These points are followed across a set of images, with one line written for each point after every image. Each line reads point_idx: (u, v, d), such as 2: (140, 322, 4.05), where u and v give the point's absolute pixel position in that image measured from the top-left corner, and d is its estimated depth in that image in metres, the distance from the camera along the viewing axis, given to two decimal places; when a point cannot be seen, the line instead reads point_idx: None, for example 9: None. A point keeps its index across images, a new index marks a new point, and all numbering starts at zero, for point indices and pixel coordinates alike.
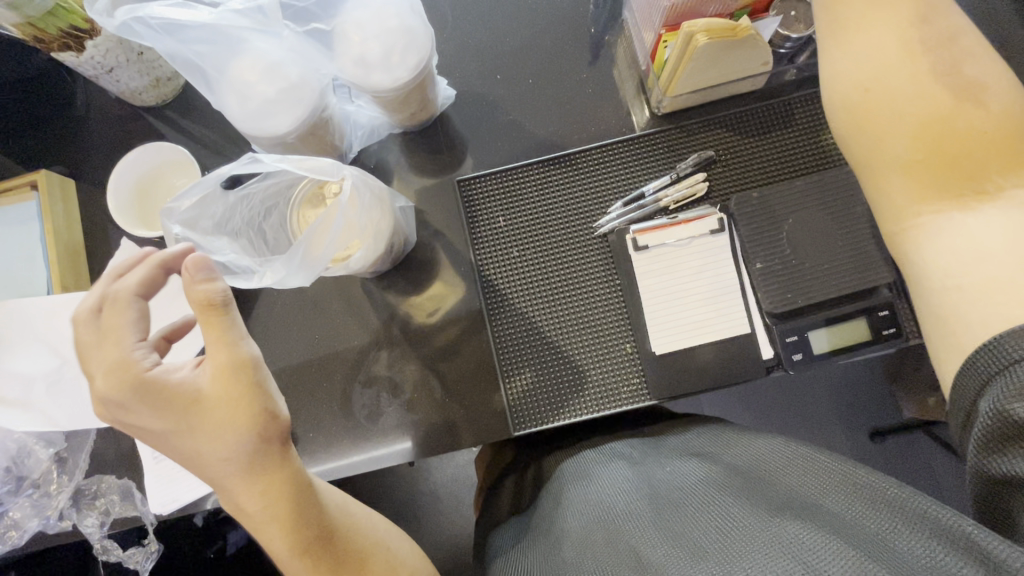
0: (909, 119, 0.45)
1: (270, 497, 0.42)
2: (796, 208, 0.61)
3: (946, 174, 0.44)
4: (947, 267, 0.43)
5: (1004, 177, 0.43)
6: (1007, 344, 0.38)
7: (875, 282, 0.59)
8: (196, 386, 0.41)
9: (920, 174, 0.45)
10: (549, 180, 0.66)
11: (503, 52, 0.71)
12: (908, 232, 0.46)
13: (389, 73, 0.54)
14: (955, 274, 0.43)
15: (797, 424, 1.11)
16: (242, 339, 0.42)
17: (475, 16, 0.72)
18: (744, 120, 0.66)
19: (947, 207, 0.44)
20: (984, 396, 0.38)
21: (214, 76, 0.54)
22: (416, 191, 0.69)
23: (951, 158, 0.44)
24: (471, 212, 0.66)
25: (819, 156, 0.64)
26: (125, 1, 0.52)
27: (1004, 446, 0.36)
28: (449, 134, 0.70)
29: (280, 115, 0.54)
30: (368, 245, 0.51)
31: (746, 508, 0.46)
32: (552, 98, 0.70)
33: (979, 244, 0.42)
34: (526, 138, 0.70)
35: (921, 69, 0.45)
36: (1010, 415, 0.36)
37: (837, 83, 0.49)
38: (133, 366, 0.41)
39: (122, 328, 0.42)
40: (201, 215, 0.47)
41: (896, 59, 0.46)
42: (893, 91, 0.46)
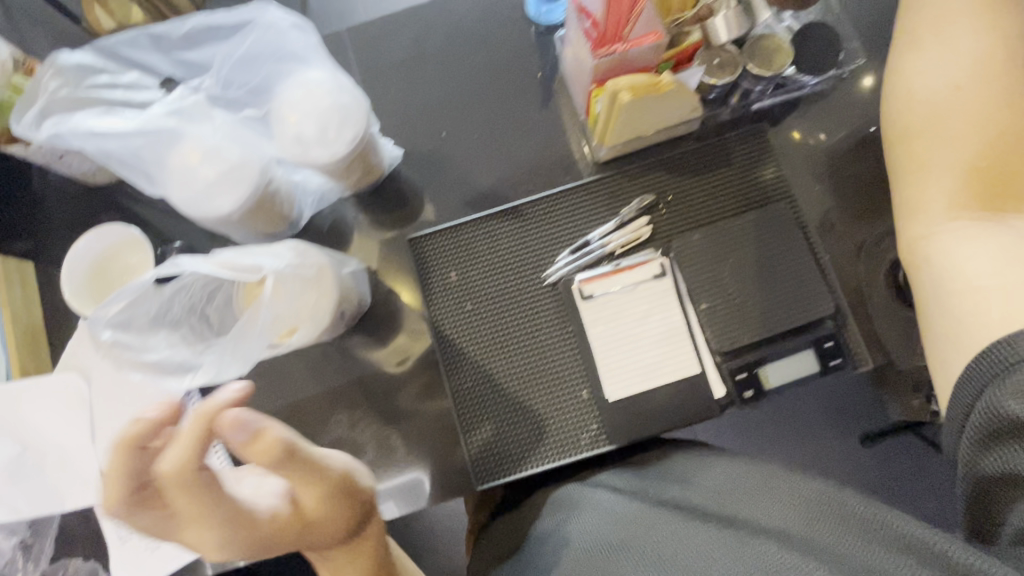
0: (970, 136, 0.55)
1: (358, 565, 0.49)
2: (736, 246, 0.62)
3: (996, 193, 0.53)
4: (972, 272, 0.51)
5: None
6: (1009, 349, 0.44)
7: (818, 314, 0.61)
8: (285, 504, 0.45)
9: (973, 184, 0.54)
10: (499, 233, 0.68)
11: (448, 108, 0.73)
12: (930, 236, 0.56)
13: (327, 148, 0.56)
14: (975, 276, 0.51)
15: (778, 442, 1.12)
16: (329, 461, 0.47)
17: (420, 76, 0.74)
18: (683, 161, 0.68)
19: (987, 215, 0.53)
20: (980, 401, 0.44)
21: (152, 168, 0.55)
22: (371, 251, 0.71)
23: (985, 180, 0.54)
24: (424, 269, 0.67)
25: (757, 192, 0.66)
26: (55, 109, 0.55)
27: (1002, 441, 0.42)
28: (400, 192, 0.72)
29: (221, 197, 0.55)
30: (306, 327, 0.52)
31: (722, 536, 0.50)
32: (499, 151, 0.72)
33: (979, 263, 0.51)
34: (476, 192, 0.71)
35: (995, 95, 0.55)
36: (1006, 415, 0.41)
37: (899, 107, 0.60)
38: (253, 521, 0.43)
39: (206, 512, 0.42)
40: (133, 316, 0.50)
41: (973, 88, 0.56)
42: (973, 124, 0.55)
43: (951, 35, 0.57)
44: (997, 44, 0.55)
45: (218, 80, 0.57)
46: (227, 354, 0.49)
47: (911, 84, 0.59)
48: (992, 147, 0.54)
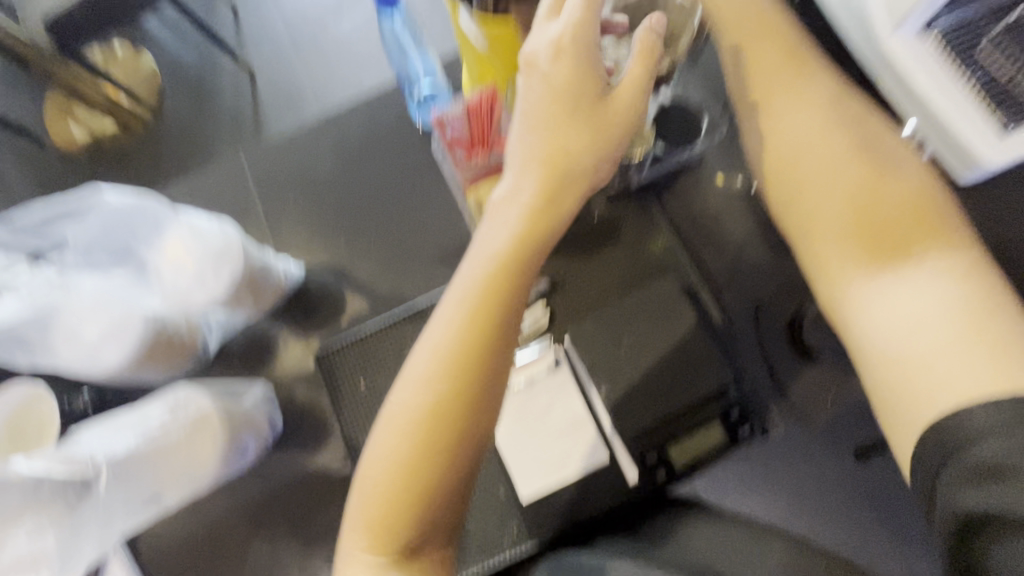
0: (839, 189, 0.52)
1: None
2: (630, 325, 0.62)
3: (876, 242, 0.50)
4: (895, 336, 0.47)
5: (920, 249, 0.49)
6: (959, 421, 0.42)
7: (721, 384, 0.60)
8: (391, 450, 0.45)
9: (855, 240, 0.51)
10: (402, 338, 0.68)
11: (346, 219, 0.76)
12: (841, 297, 0.51)
13: (211, 291, 0.57)
14: (903, 342, 0.47)
15: None
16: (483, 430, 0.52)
17: (314, 192, 0.77)
18: (574, 242, 0.68)
19: (886, 278, 0.49)
20: (942, 478, 0.42)
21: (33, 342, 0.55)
22: (281, 370, 0.71)
23: (874, 238, 0.50)
24: (332, 383, 0.68)
25: (649, 266, 0.67)
26: None
27: (978, 530, 0.39)
28: (306, 308, 0.73)
29: (110, 353, 0.56)
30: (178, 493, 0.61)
31: None
32: (396, 254, 0.74)
33: (915, 318, 0.47)
34: (378, 297, 0.73)
35: (841, 144, 0.53)
36: (972, 503, 0.40)
37: (767, 156, 0.56)
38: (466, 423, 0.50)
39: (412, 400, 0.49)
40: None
41: (823, 133, 0.54)
42: (841, 186, 0.52)
43: (797, 91, 0.55)
44: (830, 107, 0.54)
45: (80, 248, 0.56)
46: (111, 512, 0.57)
47: (769, 163, 0.56)
48: (856, 197, 0.51)
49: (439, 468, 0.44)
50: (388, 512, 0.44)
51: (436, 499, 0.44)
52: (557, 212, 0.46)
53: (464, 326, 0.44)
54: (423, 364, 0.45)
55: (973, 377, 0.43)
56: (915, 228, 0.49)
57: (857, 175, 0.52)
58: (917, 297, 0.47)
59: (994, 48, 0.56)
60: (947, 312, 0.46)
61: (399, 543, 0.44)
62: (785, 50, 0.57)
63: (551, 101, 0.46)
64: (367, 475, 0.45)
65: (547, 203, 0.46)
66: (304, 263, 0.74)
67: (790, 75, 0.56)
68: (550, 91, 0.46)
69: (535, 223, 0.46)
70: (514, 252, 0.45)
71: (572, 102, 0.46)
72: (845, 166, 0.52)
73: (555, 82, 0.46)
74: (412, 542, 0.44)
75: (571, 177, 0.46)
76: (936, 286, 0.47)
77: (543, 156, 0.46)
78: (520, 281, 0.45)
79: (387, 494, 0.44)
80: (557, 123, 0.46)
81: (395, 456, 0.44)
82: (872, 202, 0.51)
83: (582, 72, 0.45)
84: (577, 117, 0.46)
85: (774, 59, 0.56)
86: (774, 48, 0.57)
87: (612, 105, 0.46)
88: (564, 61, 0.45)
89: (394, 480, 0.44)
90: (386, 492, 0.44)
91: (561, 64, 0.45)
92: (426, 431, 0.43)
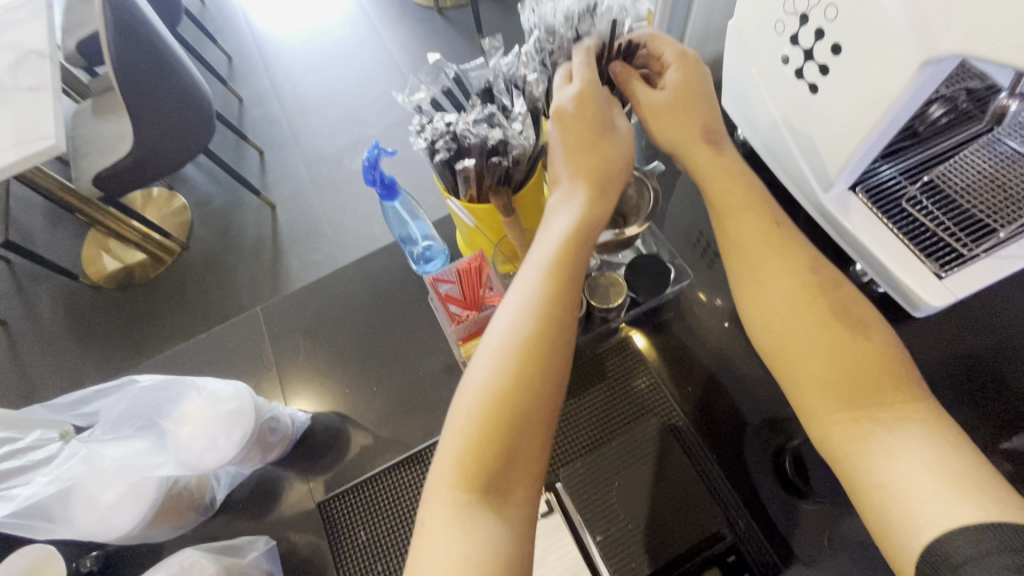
0: (814, 338, 0.53)
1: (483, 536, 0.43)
2: (620, 466, 0.65)
3: (853, 391, 0.51)
4: (876, 474, 0.47)
5: (895, 403, 0.49)
6: (945, 550, 0.41)
7: (714, 525, 0.61)
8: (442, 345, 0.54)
9: (835, 388, 0.51)
10: (402, 484, 0.71)
11: (352, 364, 0.81)
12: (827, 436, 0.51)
13: (220, 452, 0.61)
14: (887, 476, 0.47)
15: None
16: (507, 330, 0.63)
17: (323, 340, 0.83)
18: (564, 382, 0.73)
19: (867, 424, 0.49)
20: None
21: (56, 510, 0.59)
22: (283, 521, 0.72)
23: (852, 395, 0.51)
24: (332, 534, 0.69)
25: (636, 403, 0.70)
26: None
27: None
28: (310, 454, 0.76)
29: (122, 517, 0.59)
30: None
31: None
32: (397, 396, 0.78)
33: (894, 468, 0.47)
34: (378, 441, 0.76)
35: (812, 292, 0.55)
36: None
37: (747, 297, 0.58)
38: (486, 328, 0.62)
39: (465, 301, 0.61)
40: None
41: (793, 282, 0.56)
42: (817, 344, 0.53)
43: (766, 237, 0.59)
44: (801, 264, 0.57)
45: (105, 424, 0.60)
46: None
47: (754, 318, 0.58)
48: (830, 342, 0.53)
49: (502, 428, 0.47)
50: (475, 444, 0.47)
51: (520, 432, 0.47)
52: (592, 220, 0.56)
53: (523, 337, 0.50)
54: (498, 334, 0.50)
55: (956, 511, 0.42)
56: (889, 387, 0.50)
57: (830, 334, 0.53)
58: (896, 458, 0.47)
59: (915, 206, 0.64)
60: (927, 469, 0.45)
61: (489, 484, 0.46)
62: (754, 215, 0.60)
63: (577, 142, 0.57)
64: (454, 423, 0.49)
65: (579, 224, 0.55)
66: (311, 410, 0.79)
67: (761, 239, 0.59)
68: (571, 129, 0.58)
69: (573, 244, 0.54)
70: (566, 264, 0.53)
71: (596, 128, 0.58)
72: (819, 325, 0.53)
73: (573, 119, 0.58)
74: (494, 483, 0.46)
75: (606, 184, 0.58)
76: (912, 448, 0.47)
77: (585, 167, 0.57)
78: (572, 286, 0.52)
79: (475, 432, 0.47)
80: (587, 149, 0.57)
81: (462, 443, 0.47)
82: (846, 360, 0.51)
83: (595, 123, 0.58)
84: (594, 138, 0.58)
85: (743, 223, 0.60)
86: (746, 212, 0.60)
87: (617, 138, 0.60)
88: (589, 105, 0.58)
89: (475, 445, 0.46)
90: (475, 427, 0.47)
91: (585, 107, 0.58)
92: (500, 392, 0.48)
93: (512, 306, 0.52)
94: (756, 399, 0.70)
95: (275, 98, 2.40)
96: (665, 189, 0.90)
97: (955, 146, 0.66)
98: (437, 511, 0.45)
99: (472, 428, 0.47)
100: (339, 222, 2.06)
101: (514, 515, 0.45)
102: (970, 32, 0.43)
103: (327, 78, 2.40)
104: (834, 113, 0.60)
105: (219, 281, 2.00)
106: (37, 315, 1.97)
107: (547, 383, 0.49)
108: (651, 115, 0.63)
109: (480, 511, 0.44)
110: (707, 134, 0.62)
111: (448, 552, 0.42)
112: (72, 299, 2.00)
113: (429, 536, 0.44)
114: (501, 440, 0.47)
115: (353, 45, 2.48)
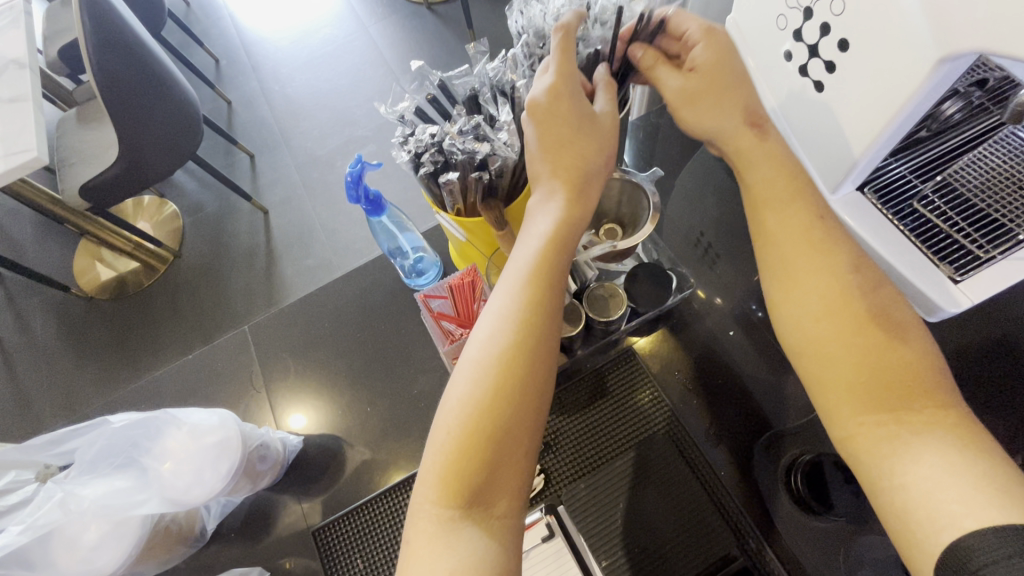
0: (847, 325, 0.47)
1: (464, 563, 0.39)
2: (624, 488, 0.63)
3: (885, 390, 0.45)
4: (896, 475, 0.43)
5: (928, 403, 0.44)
6: (963, 557, 0.37)
7: (724, 548, 0.59)
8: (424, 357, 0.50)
9: (863, 384, 0.46)
10: (398, 509, 0.68)
11: (344, 384, 0.78)
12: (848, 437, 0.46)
13: (207, 487, 0.58)
14: (908, 474, 0.42)
15: None
16: None
17: (314, 359, 0.80)
18: (563, 399, 0.70)
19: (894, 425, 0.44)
20: None
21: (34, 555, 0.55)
22: (277, 550, 0.70)
23: (883, 398, 0.45)
24: (328, 564, 0.66)
25: (639, 420, 0.68)
26: None
27: None
28: (302, 480, 0.73)
29: (106, 559, 0.56)
30: None
31: None
32: (392, 416, 0.75)
33: (918, 470, 0.42)
34: (374, 464, 0.73)
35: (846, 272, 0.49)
36: None
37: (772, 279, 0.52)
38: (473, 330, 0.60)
39: None
40: None
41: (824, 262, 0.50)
42: (855, 349, 0.46)
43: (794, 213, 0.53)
44: (838, 257, 0.50)
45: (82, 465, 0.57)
46: None
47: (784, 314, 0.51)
48: (864, 334, 0.47)
49: (482, 442, 0.42)
50: (455, 462, 0.42)
51: (504, 446, 0.43)
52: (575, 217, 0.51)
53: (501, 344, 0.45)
54: (477, 341, 0.46)
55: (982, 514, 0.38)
56: (922, 394, 0.44)
57: (869, 339, 0.46)
58: (917, 467, 0.42)
59: (927, 207, 0.62)
60: (954, 482, 0.40)
61: (472, 498, 0.42)
62: (792, 205, 0.53)
63: (557, 131, 0.52)
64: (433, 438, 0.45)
65: (558, 221, 0.50)
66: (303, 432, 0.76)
67: (798, 235, 0.51)
68: (547, 120, 0.52)
69: (554, 245, 0.49)
70: (548, 265, 0.48)
71: (571, 123, 0.52)
72: (855, 325, 0.47)
73: (548, 109, 0.52)
74: (476, 499, 0.42)
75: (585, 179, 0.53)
76: (938, 453, 0.41)
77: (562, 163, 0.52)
78: (555, 289, 0.48)
79: (453, 448, 0.43)
80: (564, 142, 0.52)
81: (440, 463, 0.43)
82: (882, 364, 0.45)
83: (574, 111, 0.52)
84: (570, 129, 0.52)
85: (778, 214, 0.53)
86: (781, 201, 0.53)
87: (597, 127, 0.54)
88: (563, 99, 0.52)
89: (454, 462, 0.42)
90: (454, 445, 0.42)
91: (564, 95, 0.52)
92: (482, 404, 0.43)
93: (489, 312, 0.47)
94: (764, 411, 0.68)
95: (264, 99, 2.35)
96: (664, 191, 0.87)
97: (969, 142, 0.63)
98: (419, 532, 0.41)
99: (452, 443, 0.43)
100: (332, 226, 2.03)
101: (497, 539, 0.41)
102: (986, 28, 0.40)
103: (316, 78, 2.36)
104: (841, 111, 0.57)
105: (212, 289, 1.96)
106: (30, 328, 1.94)
107: (531, 394, 0.44)
108: (683, 103, 0.58)
109: (463, 527, 0.41)
110: (751, 123, 0.56)
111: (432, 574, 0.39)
112: (64, 311, 1.96)
113: (413, 559, 0.41)
114: (482, 459, 0.42)
115: (342, 44, 2.43)
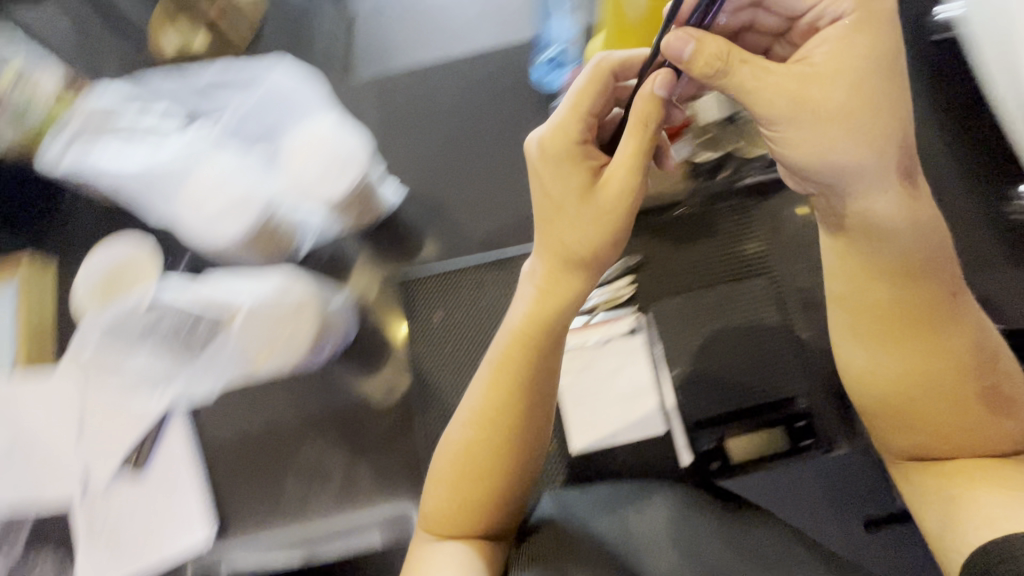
0: (921, 394, 0.50)
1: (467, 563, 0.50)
2: (711, 313, 0.63)
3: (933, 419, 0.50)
4: (945, 523, 0.48)
5: (992, 462, 0.49)
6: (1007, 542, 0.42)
7: (793, 389, 0.60)
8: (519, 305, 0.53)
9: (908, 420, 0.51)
10: (485, 280, 0.71)
11: (450, 160, 0.77)
12: (917, 492, 0.52)
13: (329, 186, 0.62)
14: (981, 517, 0.46)
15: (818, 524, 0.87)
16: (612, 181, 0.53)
17: (424, 128, 0.79)
18: (671, 226, 0.69)
19: (932, 475, 0.51)
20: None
21: (168, 188, 0.61)
22: (362, 287, 0.74)
23: (947, 439, 0.50)
24: (412, 308, 0.71)
25: (739, 265, 0.67)
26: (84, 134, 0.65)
27: None
28: (394, 234, 0.75)
29: (225, 223, 0.59)
30: (275, 356, 0.63)
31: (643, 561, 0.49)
32: (492, 200, 0.75)
33: (1000, 512, 0.45)
34: (465, 238, 0.74)
35: (944, 342, 0.49)
36: None
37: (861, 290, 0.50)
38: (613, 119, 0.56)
39: (589, 94, 0.49)
40: (128, 320, 0.63)
41: (899, 303, 0.49)
42: (932, 388, 0.49)
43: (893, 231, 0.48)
44: (976, 345, 0.49)
45: (234, 120, 0.66)
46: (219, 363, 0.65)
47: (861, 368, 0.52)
48: (954, 395, 0.49)
49: (523, 365, 0.52)
50: (464, 473, 0.53)
51: (519, 423, 0.52)
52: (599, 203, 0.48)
53: (511, 345, 0.52)
54: (518, 309, 0.53)
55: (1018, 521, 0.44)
56: (975, 446, 0.49)
57: (953, 392, 0.49)
58: (973, 499, 0.47)
59: None
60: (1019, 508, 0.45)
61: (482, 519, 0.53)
62: (916, 259, 0.49)
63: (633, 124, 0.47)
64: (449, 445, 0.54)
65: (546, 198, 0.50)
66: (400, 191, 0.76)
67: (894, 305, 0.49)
68: (557, 167, 0.49)
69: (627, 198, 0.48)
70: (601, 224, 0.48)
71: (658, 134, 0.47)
72: (939, 373, 0.49)
73: (552, 126, 0.49)
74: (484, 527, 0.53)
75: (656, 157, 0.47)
76: (997, 500, 0.46)
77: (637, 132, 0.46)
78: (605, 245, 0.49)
79: (459, 469, 0.53)
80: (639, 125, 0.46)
81: (471, 425, 0.53)
82: (965, 434, 0.49)
83: (568, 152, 0.49)
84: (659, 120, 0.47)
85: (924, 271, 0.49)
86: (929, 230, 0.49)
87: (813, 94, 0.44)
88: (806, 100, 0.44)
89: (468, 471, 0.52)
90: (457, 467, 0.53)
91: (751, 85, 0.45)
92: (493, 402, 0.52)
93: (534, 261, 0.53)
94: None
95: None
96: None
97: None
98: (437, 490, 0.54)
99: (457, 463, 0.53)
100: None
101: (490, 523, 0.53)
102: None
103: None
104: None
105: None
106: None
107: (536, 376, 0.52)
108: None
109: (491, 474, 0.52)
110: (906, 179, 0.47)
111: (449, 555, 0.51)
112: None
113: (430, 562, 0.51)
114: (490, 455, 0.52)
115: None
